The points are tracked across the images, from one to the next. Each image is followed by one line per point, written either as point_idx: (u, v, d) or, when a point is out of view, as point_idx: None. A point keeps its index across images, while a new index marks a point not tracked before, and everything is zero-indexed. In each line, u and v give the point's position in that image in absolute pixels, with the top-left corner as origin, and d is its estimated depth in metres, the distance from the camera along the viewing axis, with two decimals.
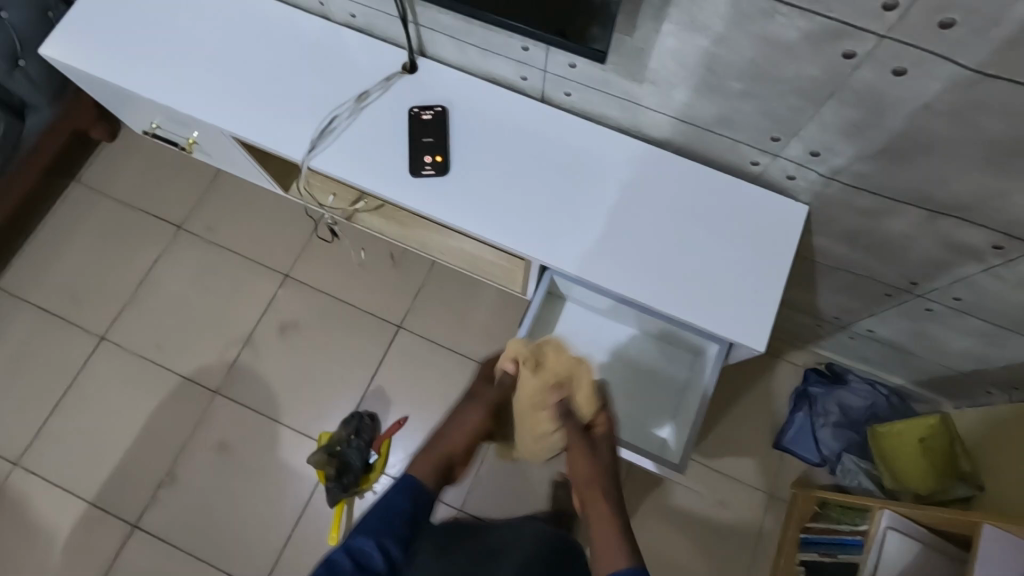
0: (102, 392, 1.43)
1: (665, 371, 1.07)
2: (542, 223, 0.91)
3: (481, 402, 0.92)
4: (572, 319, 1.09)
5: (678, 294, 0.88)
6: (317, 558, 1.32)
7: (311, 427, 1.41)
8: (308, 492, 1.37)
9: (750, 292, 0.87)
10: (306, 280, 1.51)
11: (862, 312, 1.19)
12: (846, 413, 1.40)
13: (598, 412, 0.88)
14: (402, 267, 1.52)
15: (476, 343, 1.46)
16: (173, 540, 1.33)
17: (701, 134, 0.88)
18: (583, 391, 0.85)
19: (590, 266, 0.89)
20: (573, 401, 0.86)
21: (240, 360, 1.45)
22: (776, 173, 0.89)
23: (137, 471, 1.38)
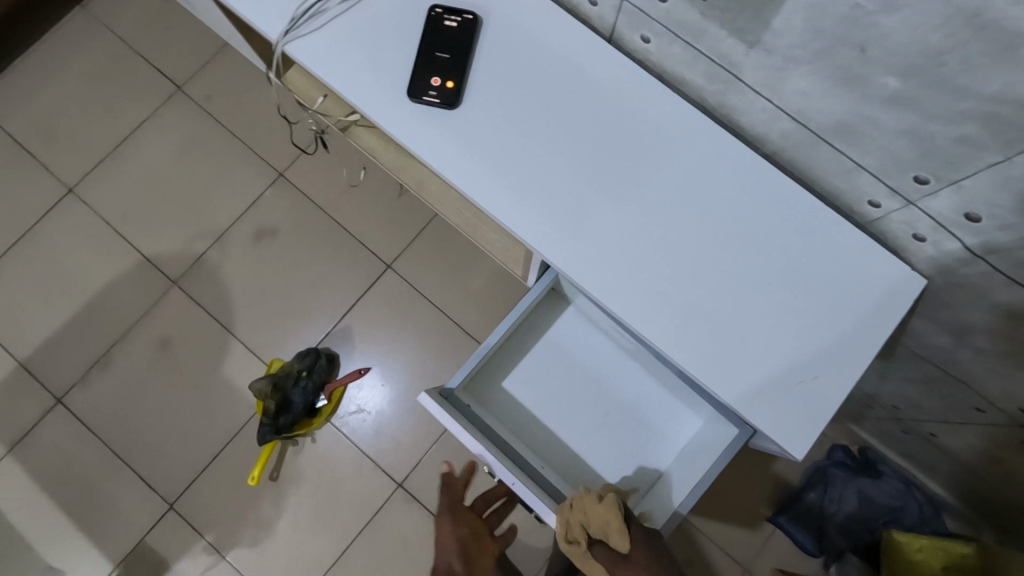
0: (58, 249, 1.31)
1: (660, 427, 0.85)
2: (560, 207, 0.68)
3: (445, 510, 0.90)
4: (572, 329, 0.89)
5: (710, 351, 0.64)
6: (234, 489, 1.21)
7: (263, 349, 1.26)
8: (242, 417, 1.24)
9: (808, 377, 0.63)
10: (300, 186, 1.32)
11: (928, 418, 0.94)
12: (865, 506, 1.17)
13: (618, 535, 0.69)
14: (409, 201, 1.31)
15: (467, 309, 1.27)
16: (93, 426, 1.24)
17: (811, 143, 0.62)
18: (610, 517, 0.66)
19: (605, 281, 0.66)
20: (614, 537, 0.66)
21: (207, 255, 1.30)
22: (898, 226, 0.62)
23: (75, 343, 1.27)
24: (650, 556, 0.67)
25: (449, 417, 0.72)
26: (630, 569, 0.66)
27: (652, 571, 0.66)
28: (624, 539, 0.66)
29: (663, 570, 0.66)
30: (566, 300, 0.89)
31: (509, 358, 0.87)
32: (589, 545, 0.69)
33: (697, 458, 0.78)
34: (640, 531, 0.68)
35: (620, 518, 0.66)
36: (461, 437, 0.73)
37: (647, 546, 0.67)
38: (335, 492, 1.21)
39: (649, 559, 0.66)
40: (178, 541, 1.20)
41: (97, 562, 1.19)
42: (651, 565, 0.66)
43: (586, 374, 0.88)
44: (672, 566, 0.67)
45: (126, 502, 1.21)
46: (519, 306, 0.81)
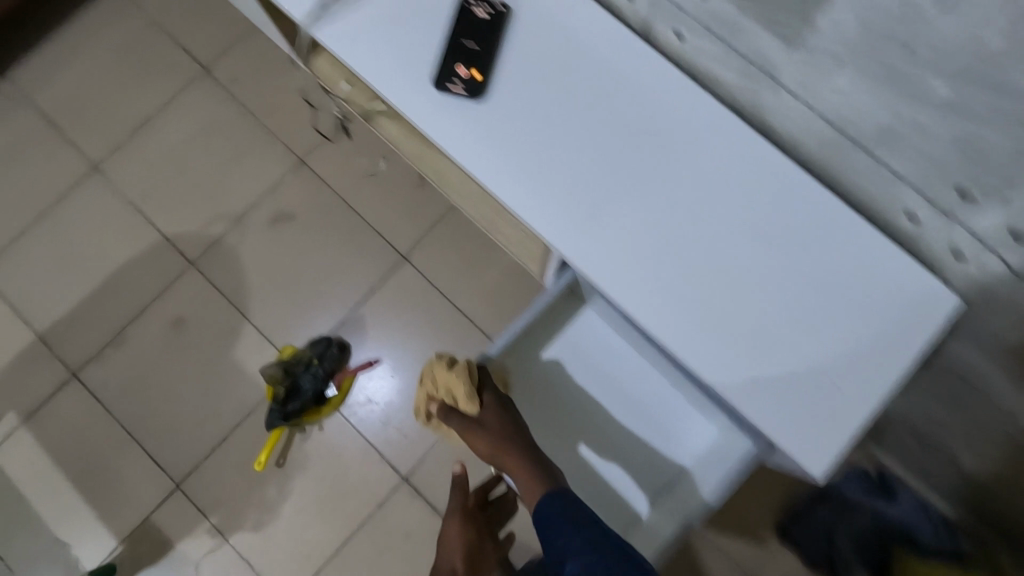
0: (79, 225, 1.32)
1: (674, 436, 0.83)
2: (583, 205, 0.66)
3: (452, 513, 0.91)
4: (587, 331, 0.87)
5: (730, 360, 0.62)
6: (241, 472, 1.22)
7: (275, 335, 1.26)
8: (251, 401, 1.24)
9: (833, 393, 0.61)
10: (319, 172, 1.32)
11: (952, 439, 0.91)
12: (878, 523, 1.13)
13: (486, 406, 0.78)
14: (427, 191, 1.30)
15: (480, 303, 1.25)
16: (105, 402, 1.25)
17: (848, 150, 0.59)
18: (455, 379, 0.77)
19: (625, 283, 0.64)
20: (462, 399, 0.78)
21: (225, 238, 1.30)
22: (936, 241, 0.60)
23: (91, 318, 1.28)
24: (500, 421, 0.76)
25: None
26: (476, 429, 0.76)
27: (497, 433, 0.76)
28: (470, 401, 0.76)
29: (507, 430, 0.76)
30: (583, 301, 0.87)
31: (522, 358, 0.85)
32: (447, 411, 0.79)
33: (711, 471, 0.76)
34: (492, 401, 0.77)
35: (468, 382, 0.77)
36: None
37: (496, 410, 0.77)
38: (339, 481, 1.21)
39: (495, 421, 0.76)
40: (182, 520, 1.20)
41: (102, 537, 1.20)
42: (497, 425, 0.76)
43: (600, 378, 0.86)
44: (520, 430, 0.77)
45: (133, 478, 1.22)
46: (534, 306, 0.79)
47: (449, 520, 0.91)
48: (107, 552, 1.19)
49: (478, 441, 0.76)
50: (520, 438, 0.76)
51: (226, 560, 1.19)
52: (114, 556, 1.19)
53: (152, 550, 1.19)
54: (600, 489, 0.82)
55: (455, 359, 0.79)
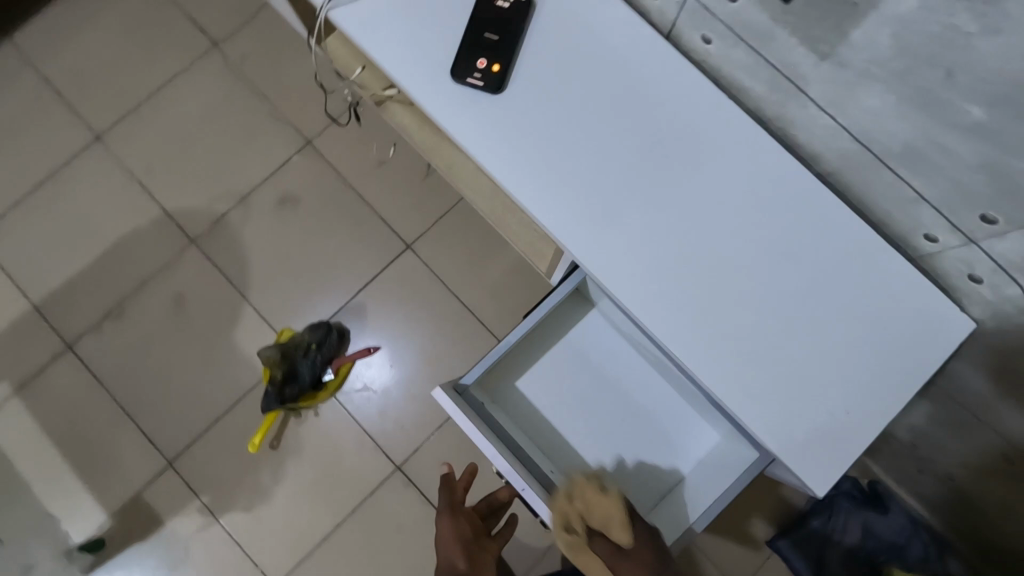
0: (80, 196, 1.30)
1: (675, 440, 0.83)
2: (599, 208, 0.65)
3: (445, 511, 0.87)
4: (592, 332, 0.87)
5: (739, 373, 0.62)
6: (234, 453, 1.21)
7: (275, 317, 1.25)
8: (248, 383, 1.23)
9: (840, 411, 0.60)
10: (327, 155, 1.30)
11: (950, 459, 0.91)
12: (866, 539, 1.15)
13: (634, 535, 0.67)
14: (435, 181, 1.29)
15: (483, 298, 1.24)
16: (100, 376, 1.24)
17: (873, 168, 0.58)
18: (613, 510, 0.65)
19: (637, 290, 0.63)
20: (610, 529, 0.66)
21: (228, 217, 1.29)
22: (953, 264, 0.59)
23: (88, 291, 1.27)
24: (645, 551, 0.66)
25: (462, 414, 0.70)
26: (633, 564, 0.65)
27: (648, 570, 0.65)
28: (625, 532, 0.65)
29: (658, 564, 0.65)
30: (590, 302, 0.87)
31: (527, 357, 0.85)
32: (589, 536, 0.67)
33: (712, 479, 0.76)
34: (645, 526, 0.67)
35: (624, 514, 0.66)
36: (474, 437, 0.70)
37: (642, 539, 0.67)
38: (333, 467, 1.21)
39: (648, 555, 0.66)
40: (174, 498, 1.20)
41: (92, 511, 1.19)
42: (647, 555, 0.66)
43: (604, 380, 0.85)
44: (668, 562, 0.67)
45: (126, 454, 1.21)
46: (543, 305, 0.78)
47: (442, 518, 0.87)
48: (97, 526, 1.19)
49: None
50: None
51: (217, 539, 1.19)
52: (103, 531, 1.19)
53: (142, 526, 1.19)
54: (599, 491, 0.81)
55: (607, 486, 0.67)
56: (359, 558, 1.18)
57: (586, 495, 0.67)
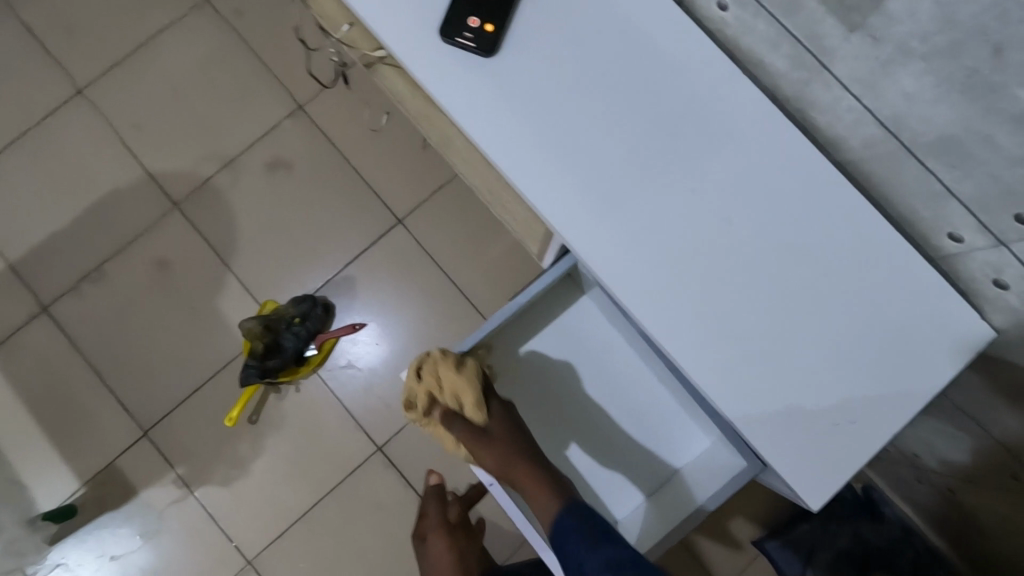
0: (61, 151, 1.25)
1: (662, 441, 0.80)
2: (594, 188, 0.59)
3: (439, 530, 0.88)
4: (584, 322, 0.82)
5: (736, 374, 0.57)
6: (212, 426, 1.18)
7: (259, 288, 1.21)
8: (228, 354, 1.19)
9: (841, 421, 0.56)
10: (319, 121, 1.24)
11: (953, 472, 0.87)
12: (857, 544, 1.11)
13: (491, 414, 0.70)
14: (431, 153, 1.23)
15: (475, 278, 1.20)
16: (77, 340, 1.20)
17: (899, 158, 0.53)
18: (462, 385, 0.69)
19: (630, 279, 0.59)
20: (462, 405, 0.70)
21: (213, 181, 1.24)
22: (978, 268, 0.54)
23: (67, 252, 1.22)
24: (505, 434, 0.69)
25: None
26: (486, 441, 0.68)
27: (500, 442, 0.69)
28: (477, 407, 0.69)
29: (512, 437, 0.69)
30: (582, 289, 0.82)
31: (512, 343, 0.80)
32: (447, 415, 0.71)
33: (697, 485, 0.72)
34: (498, 403, 0.71)
35: (476, 388, 0.70)
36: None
37: (502, 418, 0.71)
38: (313, 445, 1.17)
39: (504, 429, 0.69)
40: (148, 468, 1.17)
41: (65, 477, 1.16)
42: (506, 433, 0.69)
43: (592, 373, 0.81)
44: (529, 436, 0.71)
45: (102, 421, 1.18)
46: (531, 290, 0.74)
47: (434, 537, 0.87)
48: (69, 492, 1.16)
49: (489, 450, 0.68)
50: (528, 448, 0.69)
51: (191, 512, 1.16)
52: (76, 498, 1.16)
53: (116, 495, 1.16)
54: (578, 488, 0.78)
55: (459, 360, 0.71)
56: (336, 538, 1.15)
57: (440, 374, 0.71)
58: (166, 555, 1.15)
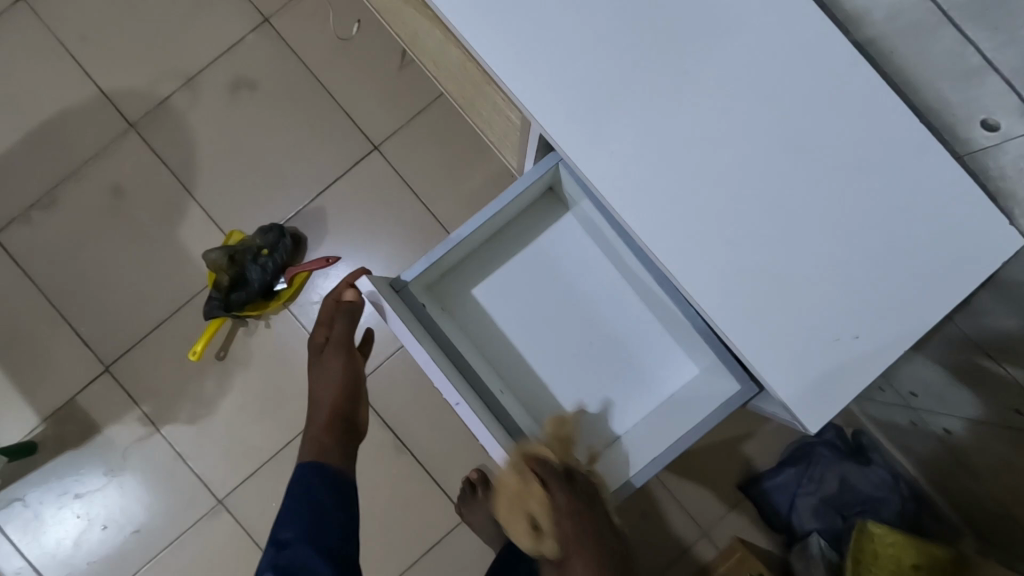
0: (4, 65, 1.14)
1: (643, 370, 0.75)
2: (579, 67, 0.51)
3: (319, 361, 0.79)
4: (562, 242, 0.77)
5: (726, 281, 0.51)
6: (176, 362, 1.12)
7: (223, 218, 1.13)
8: (192, 289, 1.12)
9: (846, 333, 0.50)
10: (287, 36, 1.14)
11: (954, 411, 0.82)
12: (844, 491, 1.09)
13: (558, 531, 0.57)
14: (409, 74, 1.14)
15: (456, 210, 1.12)
16: (29, 270, 1.12)
17: (930, 28, 0.46)
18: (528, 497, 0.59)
19: (613, 175, 0.51)
20: (536, 507, 0.59)
21: (171, 101, 1.14)
22: (1012, 158, 0.47)
23: (15, 176, 1.13)
24: (605, 558, 0.56)
25: (389, 311, 0.61)
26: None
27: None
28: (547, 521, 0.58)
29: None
30: (565, 206, 0.76)
31: (487, 262, 0.76)
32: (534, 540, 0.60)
33: (682, 408, 0.68)
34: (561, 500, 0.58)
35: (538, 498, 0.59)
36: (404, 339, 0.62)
37: (571, 507, 0.58)
38: (283, 382, 1.12)
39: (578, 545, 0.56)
40: (111, 405, 1.11)
41: (23, 412, 1.11)
42: (601, 522, 0.58)
43: (570, 297, 0.76)
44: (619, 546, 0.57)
45: (60, 356, 1.12)
46: (500, 200, 0.69)
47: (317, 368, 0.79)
48: (29, 429, 1.11)
49: (574, 564, 0.55)
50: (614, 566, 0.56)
51: (156, 450, 1.11)
52: (35, 435, 1.11)
53: (77, 432, 1.11)
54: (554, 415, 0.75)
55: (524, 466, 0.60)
56: None
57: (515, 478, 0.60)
58: (132, 494, 1.11)
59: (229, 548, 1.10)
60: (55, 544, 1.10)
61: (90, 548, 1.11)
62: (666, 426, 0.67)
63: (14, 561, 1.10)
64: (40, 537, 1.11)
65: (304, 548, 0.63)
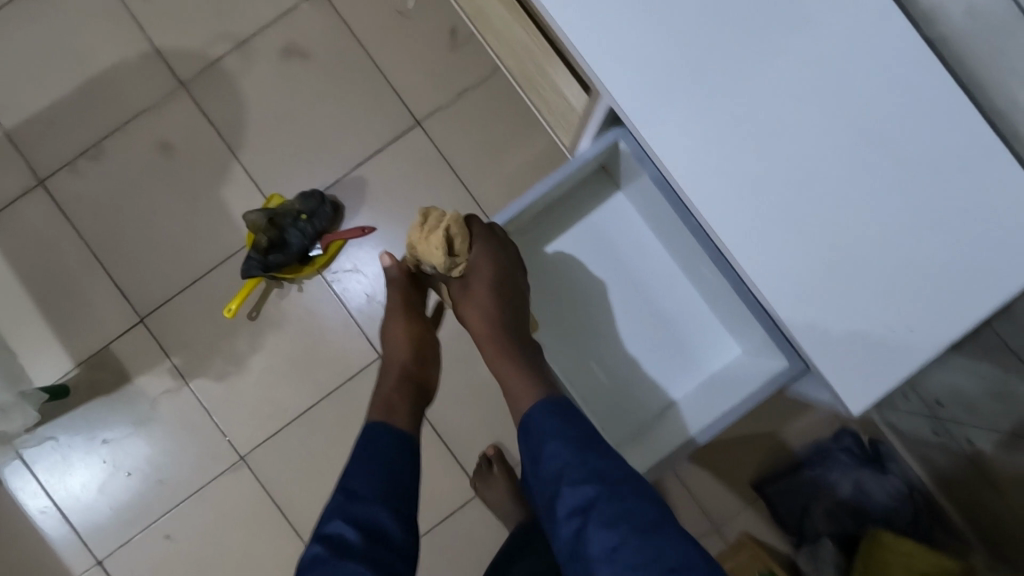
0: (62, 16, 1.16)
1: (688, 348, 0.79)
2: (657, 51, 0.54)
3: (394, 311, 0.82)
4: (613, 221, 0.81)
5: (783, 266, 0.53)
6: (209, 318, 1.14)
7: (265, 181, 1.15)
8: (230, 248, 1.14)
9: (899, 327, 0.52)
10: (339, 7, 1.16)
11: (981, 423, 0.83)
12: (856, 496, 1.11)
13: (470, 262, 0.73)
14: (457, 52, 1.15)
15: (493, 190, 1.13)
16: (73, 218, 1.15)
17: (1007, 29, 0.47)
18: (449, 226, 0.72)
19: (680, 157, 0.53)
20: (458, 247, 0.72)
21: (223, 62, 1.16)
22: None
23: (66, 125, 1.16)
24: (502, 282, 0.74)
25: None
26: (472, 289, 0.74)
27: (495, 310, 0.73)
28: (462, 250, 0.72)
29: (501, 309, 0.73)
30: (615, 186, 0.80)
31: (540, 238, 0.81)
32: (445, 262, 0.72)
33: (730, 386, 0.72)
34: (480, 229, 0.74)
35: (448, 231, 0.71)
36: None
37: (489, 234, 0.74)
38: (312, 346, 1.14)
39: (488, 280, 0.73)
40: (143, 355, 1.14)
41: (57, 355, 1.14)
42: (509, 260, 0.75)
43: (620, 274, 0.81)
44: (517, 287, 0.75)
45: (98, 304, 1.14)
46: (559, 175, 0.72)
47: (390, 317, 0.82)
48: (62, 372, 1.14)
49: (479, 275, 0.73)
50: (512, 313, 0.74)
51: (184, 403, 1.14)
52: (68, 378, 1.13)
53: (109, 378, 1.14)
54: (602, 393, 0.79)
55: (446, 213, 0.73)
56: (330, 442, 1.13)
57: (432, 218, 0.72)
58: (158, 445, 1.14)
59: (248, 503, 1.13)
60: (80, 486, 1.13)
61: (114, 492, 1.13)
62: (714, 400, 0.71)
63: (39, 500, 1.13)
64: (66, 477, 1.14)
65: (373, 503, 0.63)
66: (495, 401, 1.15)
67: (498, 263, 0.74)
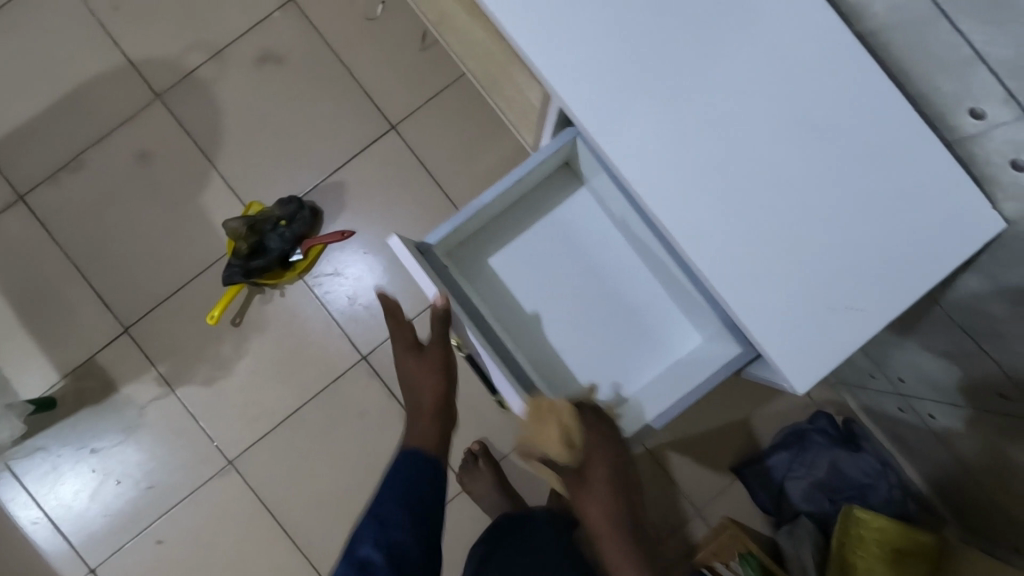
0: (35, 32, 1.18)
1: (651, 335, 0.82)
2: (607, 53, 0.56)
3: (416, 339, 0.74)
4: (577, 214, 0.84)
5: (726, 249, 0.56)
6: (193, 325, 1.16)
7: (243, 189, 1.17)
8: (211, 257, 1.16)
9: (835, 304, 0.55)
10: (311, 15, 1.18)
11: (941, 397, 0.87)
12: (833, 476, 1.12)
13: (586, 455, 0.62)
14: (428, 56, 1.17)
15: (468, 189, 1.16)
16: (54, 231, 1.16)
17: (929, 23, 0.51)
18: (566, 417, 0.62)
19: (626, 147, 0.56)
20: (577, 436, 0.62)
21: (197, 72, 1.17)
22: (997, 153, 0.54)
23: (44, 139, 1.17)
24: (616, 466, 0.63)
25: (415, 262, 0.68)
26: (590, 483, 0.61)
27: (616, 510, 0.60)
28: (572, 442, 0.61)
29: (622, 508, 0.60)
30: (579, 181, 0.83)
31: (507, 234, 0.83)
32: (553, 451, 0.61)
33: (689, 369, 0.74)
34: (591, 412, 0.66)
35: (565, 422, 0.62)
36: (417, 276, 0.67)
37: (599, 423, 0.65)
38: (296, 349, 1.16)
39: (604, 472, 0.61)
40: (129, 364, 1.15)
41: (43, 368, 1.15)
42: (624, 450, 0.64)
43: (584, 265, 0.83)
44: (630, 478, 0.63)
45: (82, 315, 1.16)
46: (521, 169, 0.74)
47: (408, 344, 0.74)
48: (48, 385, 1.15)
49: (597, 469, 0.61)
50: (632, 512, 0.60)
51: (172, 410, 1.15)
52: (55, 391, 1.15)
53: (96, 388, 1.15)
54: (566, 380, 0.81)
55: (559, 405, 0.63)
56: (318, 443, 1.15)
57: (547, 405, 0.63)
58: (147, 452, 1.15)
59: (238, 506, 1.15)
60: (71, 496, 1.15)
61: (105, 501, 1.15)
62: (673, 384, 0.74)
63: (31, 511, 1.14)
64: (57, 488, 1.15)
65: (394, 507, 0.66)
66: (478, 396, 1.17)
67: (612, 450, 0.63)
